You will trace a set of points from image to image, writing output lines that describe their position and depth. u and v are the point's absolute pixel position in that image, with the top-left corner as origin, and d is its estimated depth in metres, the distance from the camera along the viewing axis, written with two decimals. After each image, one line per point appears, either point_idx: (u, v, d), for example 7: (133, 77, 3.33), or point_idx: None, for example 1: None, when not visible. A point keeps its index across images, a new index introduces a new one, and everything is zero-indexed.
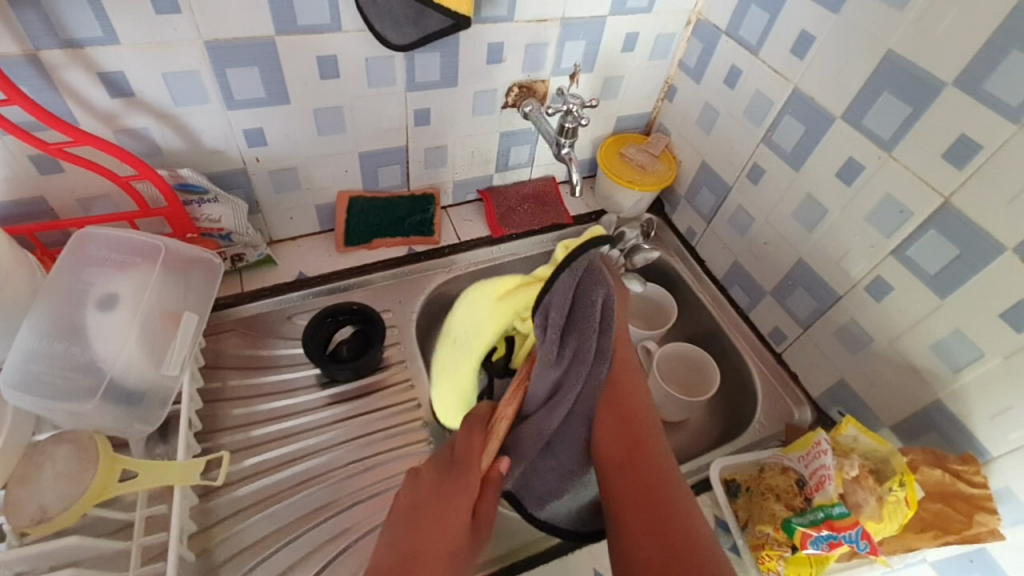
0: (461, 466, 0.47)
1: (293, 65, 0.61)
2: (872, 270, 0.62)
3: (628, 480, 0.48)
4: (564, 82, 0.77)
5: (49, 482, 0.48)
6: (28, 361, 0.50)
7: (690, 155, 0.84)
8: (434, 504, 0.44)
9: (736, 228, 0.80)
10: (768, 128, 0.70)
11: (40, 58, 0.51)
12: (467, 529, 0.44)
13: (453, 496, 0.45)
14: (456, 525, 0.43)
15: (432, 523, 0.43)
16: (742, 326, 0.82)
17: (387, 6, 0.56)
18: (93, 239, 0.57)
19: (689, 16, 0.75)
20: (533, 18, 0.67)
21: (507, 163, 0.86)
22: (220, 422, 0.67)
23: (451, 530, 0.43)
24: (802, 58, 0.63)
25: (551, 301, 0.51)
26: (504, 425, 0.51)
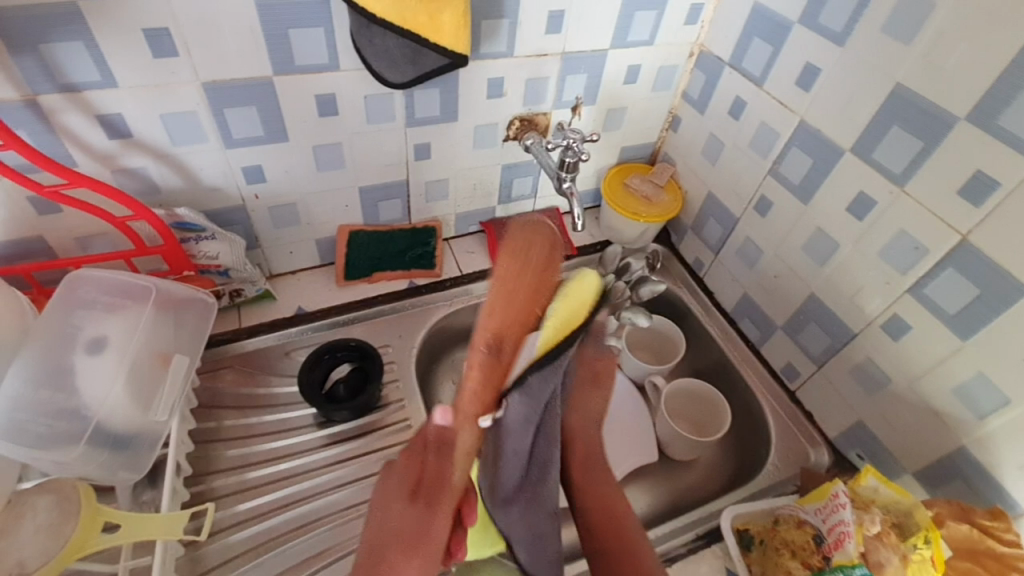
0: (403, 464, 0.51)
1: (291, 104, 0.61)
2: (887, 308, 0.60)
3: (588, 485, 0.61)
4: (566, 115, 0.76)
5: (27, 535, 0.46)
6: (13, 409, 0.49)
7: (695, 185, 0.82)
8: (386, 525, 0.49)
9: (745, 260, 0.77)
10: (774, 160, 0.68)
11: (38, 102, 0.51)
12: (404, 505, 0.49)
13: (392, 510, 0.49)
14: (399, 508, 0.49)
15: (383, 550, 0.47)
16: (754, 361, 0.79)
17: (384, 46, 0.54)
18: (84, 281, 0.56)
19: (692, 49, 0.75)
20: (534, 53, 0.67)
21: (509, 196, 0.85)
22: (213, 465, 0.65)
23: (407, 545, 0.47)
24: (807, 90, 0.62)
25: (495, 314, 0.47)
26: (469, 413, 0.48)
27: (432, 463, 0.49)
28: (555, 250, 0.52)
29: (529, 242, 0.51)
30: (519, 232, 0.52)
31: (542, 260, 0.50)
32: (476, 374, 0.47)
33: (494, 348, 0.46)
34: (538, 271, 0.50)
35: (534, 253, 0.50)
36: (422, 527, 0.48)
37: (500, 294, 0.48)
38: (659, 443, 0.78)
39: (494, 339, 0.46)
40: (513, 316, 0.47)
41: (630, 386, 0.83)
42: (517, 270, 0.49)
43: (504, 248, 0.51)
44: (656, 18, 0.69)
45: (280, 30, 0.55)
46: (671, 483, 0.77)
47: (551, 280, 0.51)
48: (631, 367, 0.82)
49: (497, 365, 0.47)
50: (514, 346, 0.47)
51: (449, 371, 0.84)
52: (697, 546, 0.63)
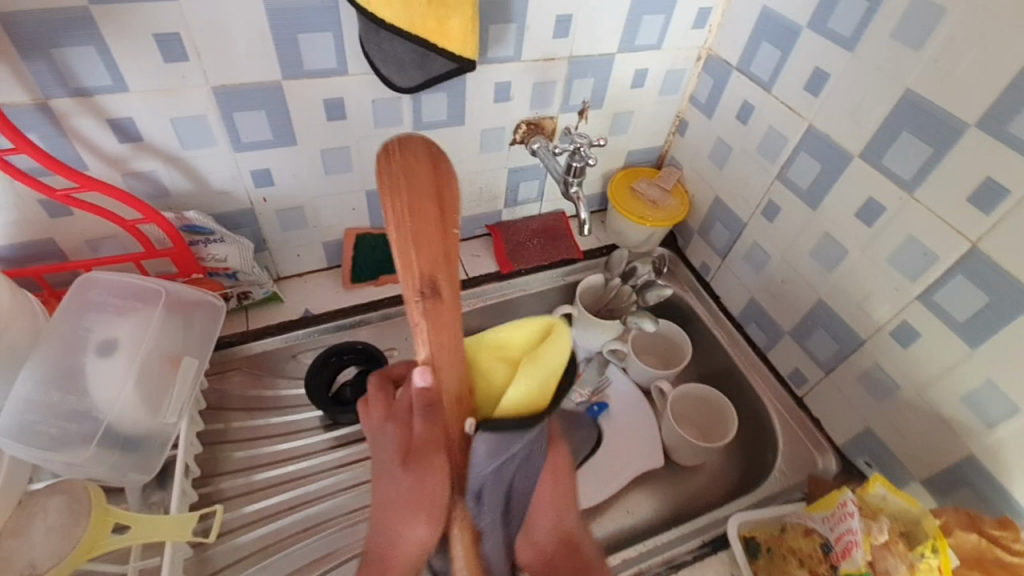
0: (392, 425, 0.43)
1: (300, 108, 0.61)
2: (896, 315, 0.59)
3: None
4: (573, 119, 0.76)
5: (40, 535, 0.47)
6: (25, 411, 0.50)
7: (702, 189, 0.82)
8: (387, 498, 0.41)
9: (752, 265, 0.77)
10: (782, 164, 0.68)
11: (50, 106, 0.52)
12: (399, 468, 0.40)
13: (387, 481, 0.41)
14: (393, 479, 0.40)
15: (389, 517, 0.40)
16: (761, 367, 0.79)
17: (392, 50, 0.54)
18: (96, 284, 0.56)
19: (699, 52, 0.74)
20: (541, 57, 0.67)
21: (516, 199, 0.85)
22: (221, 467, 0.65)
23: (407, 512, 0.39)
24: (816, 95, 0.62)
25: (411, 254, 0.38)
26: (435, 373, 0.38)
27: (420, 426, 0.40)
28: (436, 156, 0.41)
29: (407, 157, 0.40)
30: (394, 149, 0.40)
31: (427, 172, 0.40)
32: (421, 329, 0.38)
33: (430, 292, 0.38)
34: (434, 192, 0.39)
35: (414, 170, 0.39)
36: (427, 495, 0.39)
37: (398, 233, 0.38)
38: (665, 448, 0.78)
39: (428, 281, 0.38)
40: (428, 254, 0.38)
41: (635, 391, 0.84)
42: (412, 191, 0.39)
43: (378, 174, 0.39)
44: (664, 22, 0.69)
45: (290, 35, 0.55)
46: (676, 488, 0.77)
47: (450, 197, 0.40)
48: (638, 371, 0.82)
49: (439, 308, 0.38)
50: (451, 281, 0.39)
51: None
52: (704, 552, 0.63)
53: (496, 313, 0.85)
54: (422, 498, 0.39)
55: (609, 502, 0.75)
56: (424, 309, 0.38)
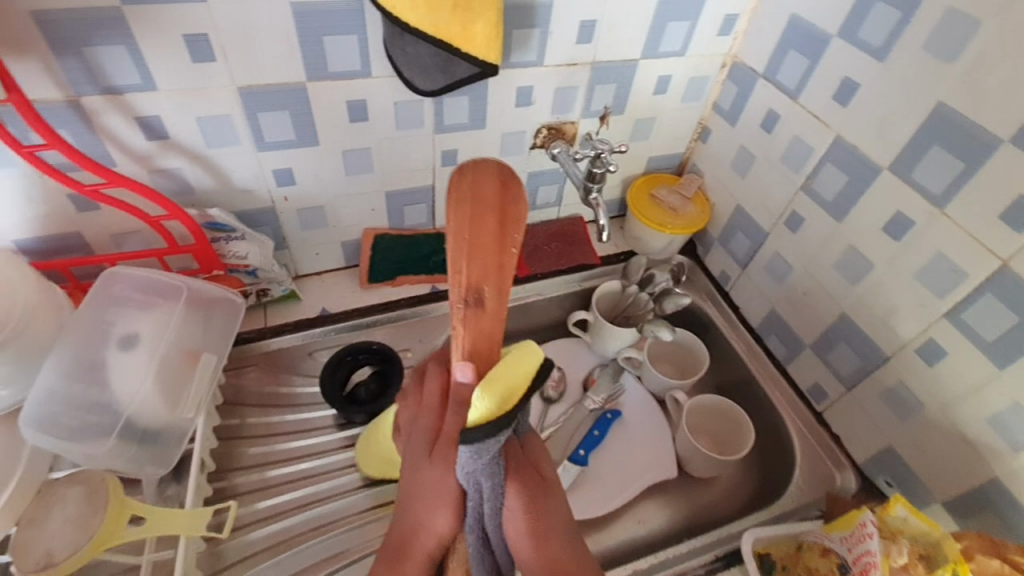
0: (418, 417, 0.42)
1: (324, 109, 0.62)
2: (922, 332, 0.58)
3: None
4: (594, 124, 0.76)
5: (57, 524, 0.48)
6: (48, 402, 0.51)
7: (724, 197, 0.80)
8: (410, 488, 0.41)
9: (773, 276, 0.76)
10: (808, 175, 0.67)
11: (81, 104, 0.53)
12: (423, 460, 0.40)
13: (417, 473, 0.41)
14: (421, 471, 0.41)
15: (412, 505, 0.42)
16: (780, 379, 0.77)
17: (415, 54, 0.54)
18: (120, 278, 0.57)
19: (724, 59, 0.73)
20: (564, 62, 0.66)
21: (534, 203, 0.84)
22: (235, 462, 0.66)
23: (430, 501, 0.41)
24: (844, 105, 0.61)
25: (463, 264, 0.37)
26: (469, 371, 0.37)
27: (450, 422, 0.38)
28: (506, 179, 0.40)
29: (476, 179, 0.40)
30: (464, 170, 0.40)
31: (497, 190, 0.40)
32: (460, 336, 0.37)
33: (473, 302, 0.37)
34: (494, 208, 0.39)
35: (480, 187, 0.39)
36: (446, 492, 0.40)
37: (455, 245, 0.38)
38: (679, 458, 0.77)
39: (472, 291, 0.37)
40: (478, 267, 0.37)
41: (650, 400, 0.83)
42: (473, 203, 0.39)
43: (449, 189, 0.40)
44: (689, 28, 0.68)
45: (315, 37, 0.55)
46: (690, 500, 0.76)
47: (516, 217, 0.39)
48: (653, 381, 0.82)
49: (479, 319, 0.37)
50: (497, 293, 0.37)
51: None
52: (716, 567, 0.62)
53: (511, 317, 0.85)
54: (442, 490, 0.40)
55: (620, 511, 0.74)
56: (466, 319, 0.37)
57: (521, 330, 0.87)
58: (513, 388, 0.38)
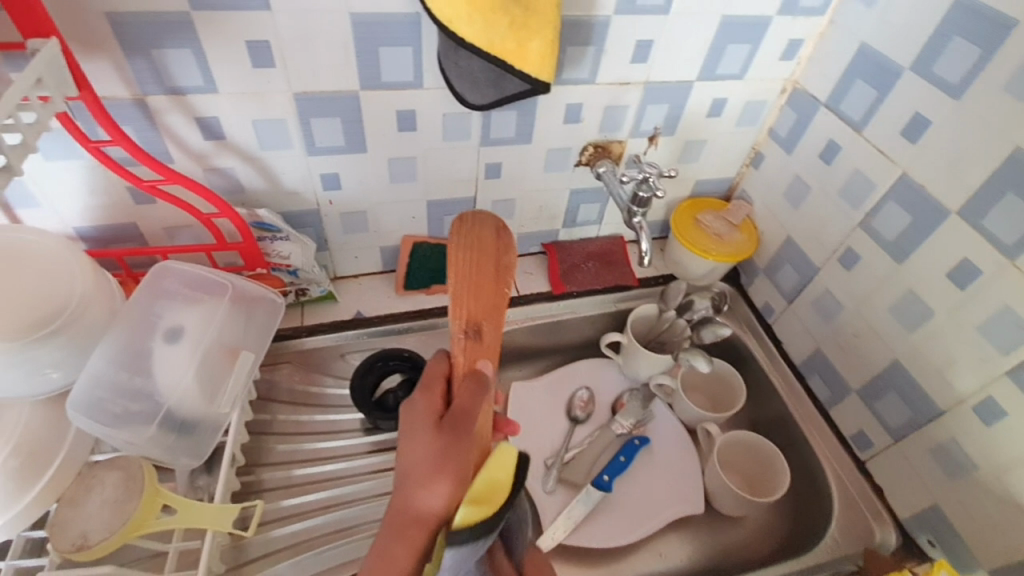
0: (422, 394, 0.46)
1: (374, 117, 0.62)
2: (982, 388, 0.55)
3: None
4: (642, 144, 0.74)
5: (94, 507, 0.50)
6: (95, 387, 0.52)
7: (773, 227, 0.77)
8: (411, 457, 0.43)
9: (821, 313, 0.73)
10: (868, 212, 0.64)
11: (146, 102, 0.55)
12: (430, 428, 0.44)
13: (420, 440, 0.44)
14: (425, 439, 0.44)
15: (411, 475, 0.43)
16: (821, 422, 0.74)
17: (469, 68, 0.55)
18: (171, 273, 0.59)
19: (784, 85, 0.71)
20: (615, 81, 0.65)
21: (575, 220, 0.83)
22: (264, 457, 0.67)
23: (429, 470, 0.42)
24: (913, 142, 0.57)
25: (462, 303, 0.46)
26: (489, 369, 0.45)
27: (462, 397, 0.44)
28: (501, 229, 0.49)
29: (476, 224, 0.49)
30: (466, 219, 0.49)
31: (495, 239, 0.48)
32: (459, 359, 0.45)
33: (473, 333, 0.45)
34: (492, 255, 0.48)
35: (478, 238, 0.48)
36: (449, 458, 0.42)
37: (458, 285, 0.46)
38: (707, 493, 0.75)
39: (472, 323, 0.45)
40: (479, 303, 0.46)
41: (680, 430, 0.80)
42: (475, 248, 0.47)
43: (452, 235, 0.48)
44: (749, 52, 0.66)
45: (372, 47, 0.56)
46: (717, 539, 0.73)
47: (508, 259, 0.48)
48: (685, 411, 0.79)
49: (478, 346, 0.45)
50: (494, 327, 0.46)
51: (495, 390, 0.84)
52: None
53: (544, 333, 0.84)
54: (446, 460, 0.42)
55: (643, 542, 0.72)
56: (466, 344, 0.45)
57: (552, 347, 0.86)
58: (486, 481, 0.39)
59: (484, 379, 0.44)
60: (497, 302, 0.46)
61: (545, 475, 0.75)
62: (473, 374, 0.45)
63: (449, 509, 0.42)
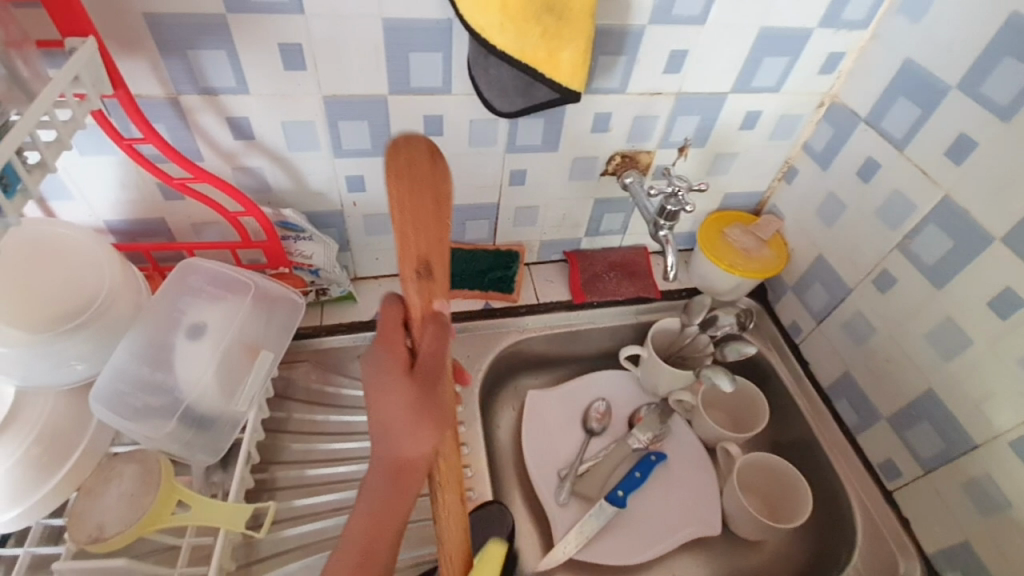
0: (384, 348, 0.44)
1: (401, 122, 0.62)
2: (1021, 424, 0.54)
3: None
4: (671, 155, 0.72)
5: (112, 499, 0.51)
6: (118, 381, 0.53)
7: (805, 244, 0.75)
8: (388, 409, 0.43)
9: (852, 335, 0.70)
10: (906, 234, 0.61)
11: (179, 101, 0.56)
12: (401, 382, 0.43)
13: (393, 395, 0.43)
14: (397, 392, 0.43)
15: (391, 429, 0.43)
16: (846, 448, 0.72)
17: (498, 75, 0.54)
18: (195, 270, 0.60)
19: (822, 98, 0.68)
20: (647, 91, 0.64)
21: (598, 229, 0.82)
22: (279, 456, 0.68)
23: (409, 421, 0.43)
24: (957, 163, 0.55)
25: (409, 241, 0.42)
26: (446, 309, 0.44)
27: (427, 347, 0.43)
28: (435, 151, 0.43)
29: (411, 146, 0.43)
30: (399, 145, 0.42)
31: (429, 159, 0.43)
32: (416, 304, 0.43)
33: (424, 272, 0.43)
34: (429, 179, 0.43)
35: (411, 163, 0.42)
36: (426, 405, 0.43)
37: (402, 217, 0.42)
38: (724, 515, 0.73)
39: (423, 262, 0.43)
40: (425, 239, 0.43)
41: (699, 447, 0.78)
42: (409, 168, 0.42)
43: (387, 168, 0.42)
44: (787, 65, 0.64)
45: (402, 52, 0.56)
46: (732, 562, 0.72)
47: (445, 176, 0.43)
48: (704, 428, 0.77)
49: (433, 284, 0.43)
50: (443, 260, 0.44)
51: (511, 397, 0.83)
52: None
53: (562, 342, 0.83)
54: (424, 407, 0.43)
55: (656, 561, 0.71)
56: (419, 288, 0.43)
57: (570, 356, 0.85)
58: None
59: (445, 319, 0.43)
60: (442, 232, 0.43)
61: (558, 487, 0.74)
62: (433, 318, 0.43)
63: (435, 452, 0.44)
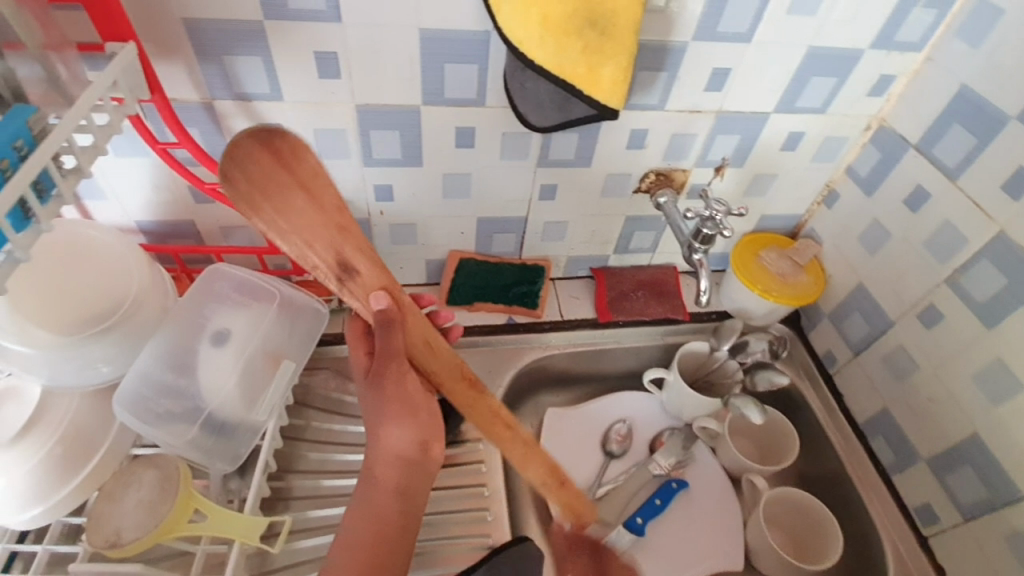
0: (357, 357, 0.54)
1: (433, 133, 0.61)
2: None
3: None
4: (707, 174, 0.70)
5: (131, 505, 0.50)
6: (140, 385, 0.53)
7: (844, 271, 0.72)
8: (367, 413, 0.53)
9: (891, 371, 0.67)
10: (956, 268, 0.59)
11: (214, 106, 0.56)
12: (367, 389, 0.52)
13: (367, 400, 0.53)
14: (367, 400, 0.52)
15: (373, 430, 0.53)
16: (880, 488, 0.69)
17: (535, 90, 0.53)
18: (223, 276, 0.60)
19: (869, 121, 0.66)
20: (686, 108, 0.62)
21: (627, 246, 0.80)
22: (295, 464, 0.67)
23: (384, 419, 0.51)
24: (1016, 198, 0.53)
25: (312, 254, 0.42)
26: (381, 298, 0.45)
27: (382, 344, 0.47)
28: (268, 138, 0.41)
29: (250, 161, 0.40)
30: (228, 167, 0.40)
31: (280, 159, 0.41)
32: (354, 301, 0.46)
33: (346, 272, 0.44)
34: (290, 173, 0.41)
35: (261, 172, 0.40)
36: (391, 402, 0.50)
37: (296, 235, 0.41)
38: (747, 548, 0.71)
39: (337, 264, 0.43)
40: (323, 243, 0.42)
41: (723, 477, 0.76)
42: (273, 178, 0.41)
43: (232, 196, 0.41)
44: (834, 86, 0.61)
45: (438, 63, 0.55)
46: None
47: (307, 160, 0.42)
48: (729, 457, 0.75)
49: (359, 280, 0.45)
50: (358, 251, 0.44)
51: (529, 414, 0.82)
52: None
53: (585, 361, 0.81)
54: (395, 402, 0.50)
55: None
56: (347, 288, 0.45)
57: (593, 375, 0.83)
58: None
59: (387, 312, 0.46)
60: (333, 219, 0.42)
61: None
62: (377, 310, 0.45)
63: (406, 444, 0.52)
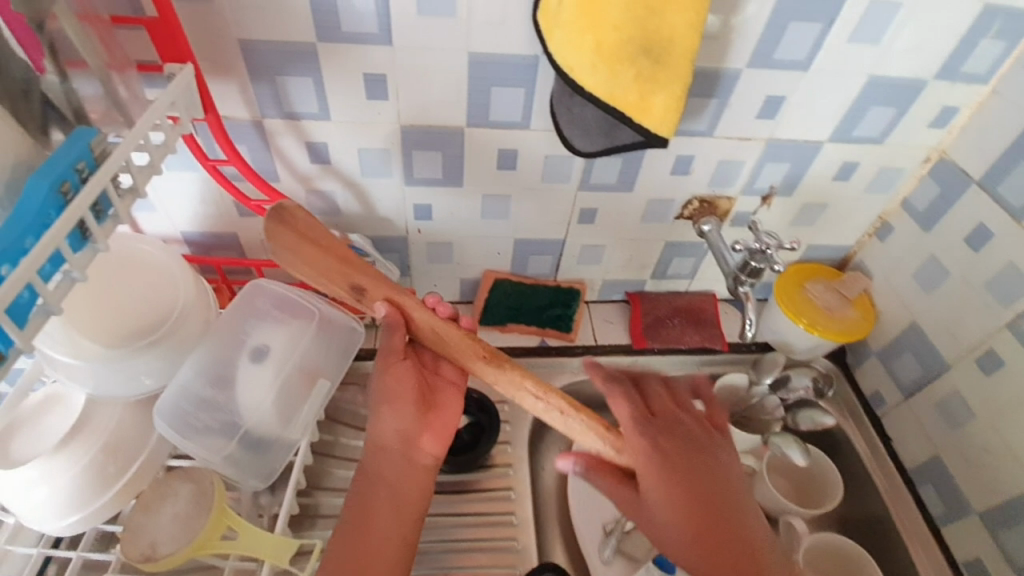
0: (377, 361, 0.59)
1: (476, 155, 0.61)
2: None
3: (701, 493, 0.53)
4: (753, 203, 0.68)
5: (166, 519, 0.51)
6: (180, 399, 0.53)
7: (895, 307, 0.69)
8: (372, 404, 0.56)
9: (944, 416, 0.64)
10: (1021, 312, 0.56)
11: (263, 124, 0.57)
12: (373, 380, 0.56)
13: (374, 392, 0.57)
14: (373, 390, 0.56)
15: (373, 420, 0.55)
16: (927, 539, 0.65)
17: (582, 114, 0.51)
18: (263, 291, 0.61)
19: (928, 153, 0.63)
20: (736, 136, 0.60)
21: (665, 272, 0.78)
22: (324, 481, 0.67)
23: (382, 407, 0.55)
24: None
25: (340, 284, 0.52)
26: (382, 304, 0.53)
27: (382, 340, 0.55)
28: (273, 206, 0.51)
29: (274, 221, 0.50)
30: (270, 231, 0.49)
31: (294, 216, 0.51)
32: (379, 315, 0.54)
33: (360, 291, 0.53)
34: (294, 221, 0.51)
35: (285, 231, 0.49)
36: (389, 389, 0.55)
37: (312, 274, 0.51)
38: None
39: (355, 289, 0.53)
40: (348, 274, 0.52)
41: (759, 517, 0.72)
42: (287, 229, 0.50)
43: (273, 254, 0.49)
44: (893, 116, 0.59)
45: (485, 87, 0.55)
46: None
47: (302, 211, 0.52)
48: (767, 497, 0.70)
49: (370, 293, 0.53)
50: (373, 274, 0.53)
51: None
52: None
53: None
54: (390, 391, 0.55)
55: None
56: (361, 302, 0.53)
57: None
58: None
59: (387, 312, 0.53)
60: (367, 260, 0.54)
61: (603, 543, 0.70)
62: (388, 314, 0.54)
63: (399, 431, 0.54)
